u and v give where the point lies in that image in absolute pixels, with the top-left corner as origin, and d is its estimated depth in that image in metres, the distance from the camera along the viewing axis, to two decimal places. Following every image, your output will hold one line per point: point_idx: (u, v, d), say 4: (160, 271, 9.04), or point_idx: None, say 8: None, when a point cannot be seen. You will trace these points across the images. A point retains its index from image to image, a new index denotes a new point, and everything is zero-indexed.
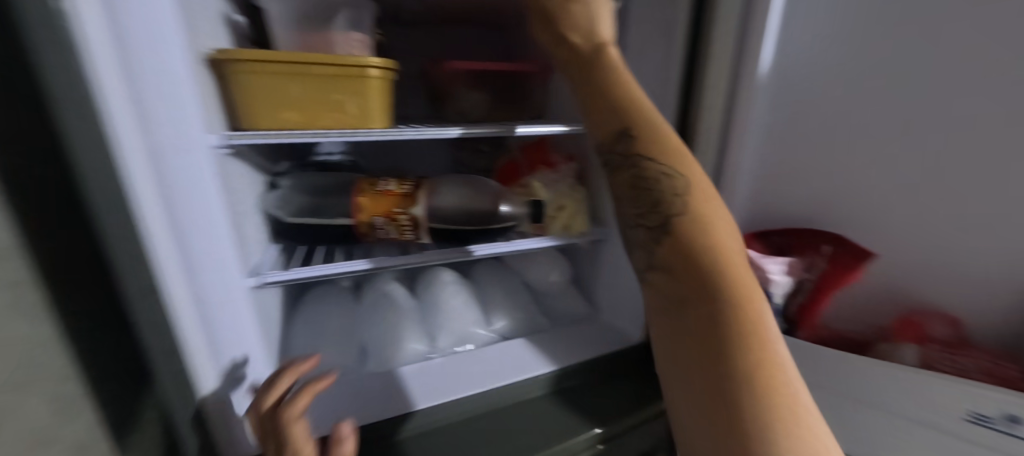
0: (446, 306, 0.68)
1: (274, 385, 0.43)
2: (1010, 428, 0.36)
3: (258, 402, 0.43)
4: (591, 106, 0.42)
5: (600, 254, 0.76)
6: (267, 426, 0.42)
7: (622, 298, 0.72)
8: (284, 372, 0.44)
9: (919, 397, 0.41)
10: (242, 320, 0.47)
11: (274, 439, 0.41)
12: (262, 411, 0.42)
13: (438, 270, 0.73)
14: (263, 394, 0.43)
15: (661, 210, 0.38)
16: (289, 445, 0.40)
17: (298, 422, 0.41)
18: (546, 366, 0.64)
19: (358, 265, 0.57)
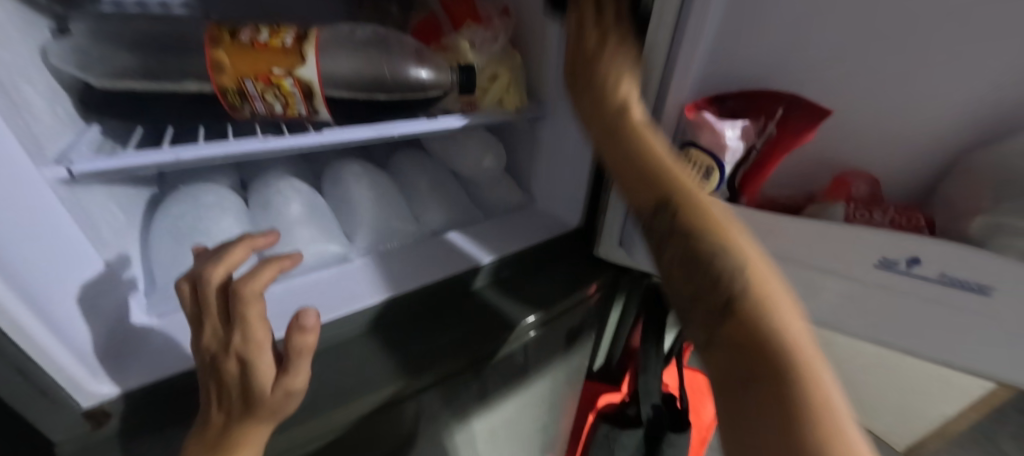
0: (358, 200, 0.60)
1: (229, 256, 0.36)
2: (909, 268, 0.40)
3: (204, 274, 0.34)
4: (642, 168, 0.35)
5: (536, 134, 0.67)
6: (212, 302, 0.34)
7: (561, 183, 0.66)
8: (239, 242, 0.37)
9: (839, 249, 0.43)
10: (65, 227, 0.34)
11: (217, 316, 0.34)
12: (209, 286, 0.34)
13: (348, 162, 0.63)
14: (209, 267, 0.35)
15: (714, 289, 0.28)
16: (241, 323, 0.34)
17: (259, 301, 0.35)
18: (482, 257, 0.59)
19: (228, 146, 0.43)
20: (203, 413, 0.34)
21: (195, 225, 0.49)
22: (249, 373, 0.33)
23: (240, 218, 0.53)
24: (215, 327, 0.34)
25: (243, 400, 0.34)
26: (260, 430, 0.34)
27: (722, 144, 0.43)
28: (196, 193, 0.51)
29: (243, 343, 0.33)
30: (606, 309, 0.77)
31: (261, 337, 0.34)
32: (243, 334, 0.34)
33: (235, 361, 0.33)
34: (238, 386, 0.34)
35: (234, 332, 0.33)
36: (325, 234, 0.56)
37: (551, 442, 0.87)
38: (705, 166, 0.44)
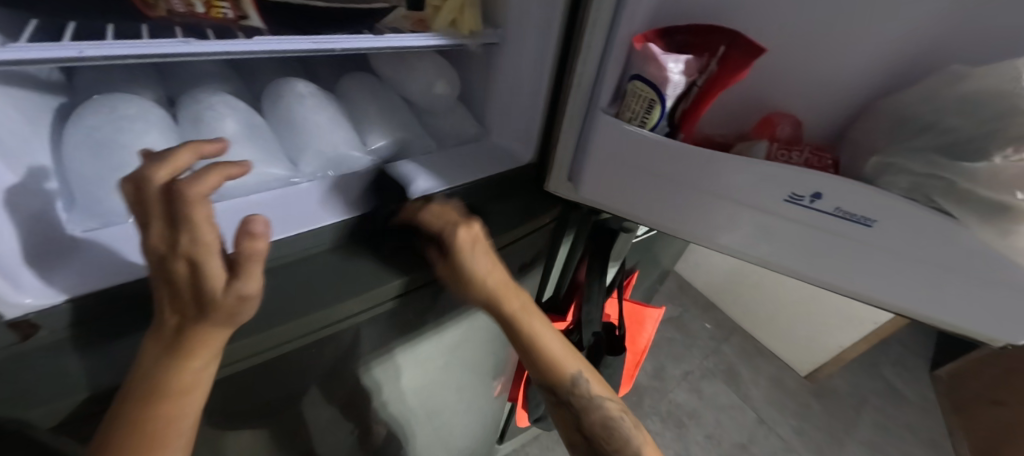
0: (305, 121, 0.57)
1: (176, 158, 0.36)
2: (813, 203, 0.44)
3: (148, 174, 0.34)
4: (565, 365, 0.59)
5: (493, 60, 0.65)
6: (155, 202, 0.34)
7: (514, 113, 0.65)
8: (184, 145, 0.37)
9: (752, 183, 0.46)
10: None
11: (163, 217, 0.35)
12: (153, 185, 0.34)
13: (289, 81, 0.60)
14: (153, 167, 0.35)
15: (623, 448, 0.59)
16: (185, 224, 0.34)
17: (205, 204, 0.35)
18: (435, 185, 0.59)
19: (145, 47, 0.39)
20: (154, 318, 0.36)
21: (112, 136, 0.45)
22: (201, 278, 0.35)
23: (168, 134, 0.49)
24: (160, 228, 0.35)
25: (199, 305, 0.36)
26: (216, 334, 0.36)
27: (665, 77, 0.43)
28: (114, 104, 0.47)
29: (190, 245, 0.34)
30: (556, 242, 0.82)
31: (210, 240, 0.35)
32: (190, 237, 0.34)
33: (185, 264, 0.35)
34: (191, 289, 0.35)
35: (179, 234, 0.34)
36: (268, 155, 0.54)
37: (501, 367, 0.94)
38: (649, 99, 0.46)
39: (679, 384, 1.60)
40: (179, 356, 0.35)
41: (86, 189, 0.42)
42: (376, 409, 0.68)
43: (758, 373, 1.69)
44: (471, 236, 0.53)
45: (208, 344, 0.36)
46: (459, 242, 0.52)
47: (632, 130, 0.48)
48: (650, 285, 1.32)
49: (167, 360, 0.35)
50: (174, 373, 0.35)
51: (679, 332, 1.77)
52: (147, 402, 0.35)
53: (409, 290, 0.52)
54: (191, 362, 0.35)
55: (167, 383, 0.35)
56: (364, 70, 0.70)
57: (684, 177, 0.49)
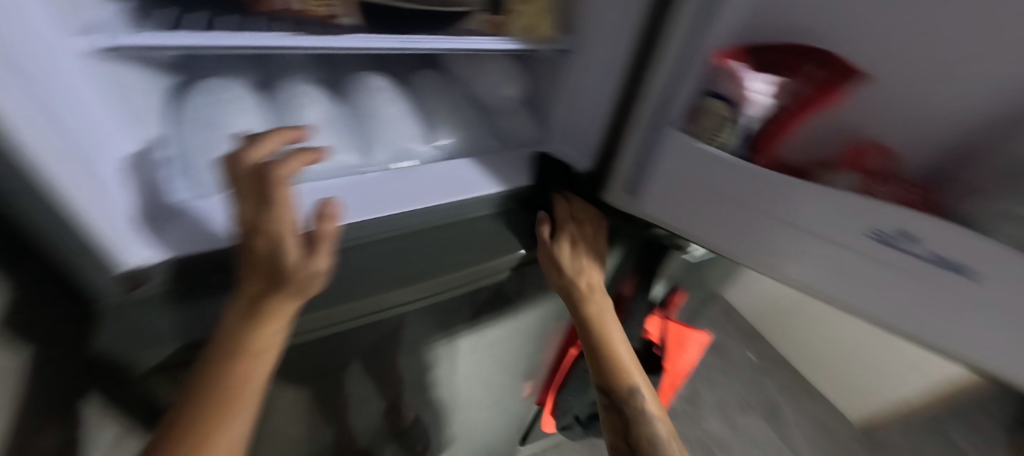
0: (380, 114, 0.60)
1: (265, 144, 0.40)
2: (900, 243, 0.40)
3: (242, 155, 0.39)
4: (626, 375, 0.55)
5: (564, 67, 0.66)
6: (247, 180, 0.39)
7: (577, 121, 0.65)
8: (272, 132, 0.41)
9: (832, 216, 0.43)
10: (83, 97, 0.36)
11: (251, 195, 0.39)
12: (246, 165, 0.39)
13: (367, 76, 0.63)
14: (248, 150, 0.40)
15: None
16: (272, 202, 0.38)
17: (286, 186, 0.39)
18: (492, 186, 0.61)
19: (257, 43, 0.43)
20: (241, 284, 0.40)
21: (215, 117, 0.50)
22: (277, 252, 0.38)
23: (262, 117, 0.54)
24: (249, 204, 0.39)
25: (273, 278, 0.39)
26: (286, 304, 0.39)
27: (745, 96, 0.45)
28: (217, 88, 0.52)
29: (270, 222, 0.38)
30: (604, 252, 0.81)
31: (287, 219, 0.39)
32: (273, 214, 0.38)
33: (264, 240, 0.38)
34: (266, 265, 0.39)
35: (261, 211, 0.38)
36: (343, 144, 0.57)
37: (533, 371, 0.94)
38: (727, 120, 0.46)
39: (713, 412, 1.54)
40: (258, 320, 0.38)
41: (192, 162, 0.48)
42: (413, 391, 0.72)
43: (802, 413, 1.59)
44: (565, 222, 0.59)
45: (282, 311, 0.39)
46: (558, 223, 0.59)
47: (703, 148, 0.47)
48: (697, 306, 1.27)
49: (247, 323, 0.38)
50: (251, 336, 0.38)
51: (721, 359, 1.69)
52: (222, 360, 0.37)
53: (460, 285, 0.54)
54: (266, 327, 0.38)
55: (244, 344, 0.37)
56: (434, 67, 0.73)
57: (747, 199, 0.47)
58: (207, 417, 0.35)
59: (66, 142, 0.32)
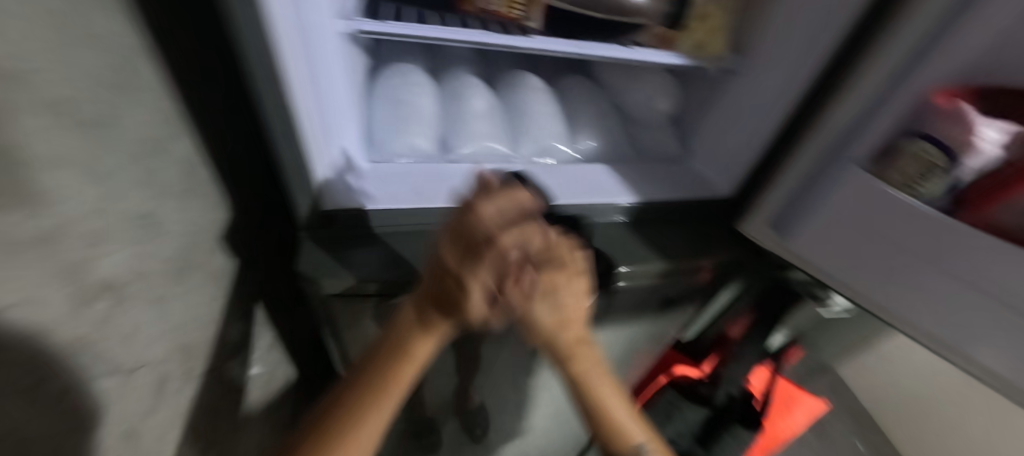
0: (533, 112, 0.64)
1: (498, 200, 0.36)
2: None
3: (478, 208, 0.35)
4: (618, 432, 0.46)
5: (724, 86, 0.64)
6: (470, 230, 0.36)
7: (726, 144, 0.63)
8: (500, 193, 0.37)
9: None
10: (335, 69, 0.44)
11: (459, 245, 0.36)
12: (476, 218, 0.35)
13: (525, 75, 0.68)
14: (484, 203, 0.36)
15: None
16: (471, 269, 0.36)
17: (498, 257, 0.35)
18: (628, 195, 0.61)
19: (463, 38, 0.48)
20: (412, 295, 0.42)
21: (404, 96, 0.59)
22: (458, 300, 0.37)
23: (434, 102, 0.61)
24: (454, 254, 0.36)
25: (447, 309, 0.39)
26: (443, 327, 0.40)
27: (972, 144, 0.36)
28: (407, 73, 0.61)
29: (471, 280, 0.36)
30: (723, 286, 0.77)
31: (484, 281, 0.36)
32: (472, 273, 0.36)
33: (453, 284, 0.37)
34: (449, 305, 0.38)
35: (465, 267, 0.36)
36: (497, 133, 0.62)
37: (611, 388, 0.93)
38: (931, 165, 0.39)
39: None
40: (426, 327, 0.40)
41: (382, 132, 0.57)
42: (495, 371, 0.75)
43: None
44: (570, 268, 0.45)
45: (440, 328, 0.40)
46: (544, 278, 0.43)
47: (890, 192, 0.41)
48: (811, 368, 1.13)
49: (413, 331, 0.40)
50: (413, 343, 0.40)
51: None
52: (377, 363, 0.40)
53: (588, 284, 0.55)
54: (419, 346, 0.40)
55: (402, 355, 0.40)
56: (584, 73, 0.75)
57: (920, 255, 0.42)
58: (361, 402, 0.38)
59: (316, 102, 0.41)
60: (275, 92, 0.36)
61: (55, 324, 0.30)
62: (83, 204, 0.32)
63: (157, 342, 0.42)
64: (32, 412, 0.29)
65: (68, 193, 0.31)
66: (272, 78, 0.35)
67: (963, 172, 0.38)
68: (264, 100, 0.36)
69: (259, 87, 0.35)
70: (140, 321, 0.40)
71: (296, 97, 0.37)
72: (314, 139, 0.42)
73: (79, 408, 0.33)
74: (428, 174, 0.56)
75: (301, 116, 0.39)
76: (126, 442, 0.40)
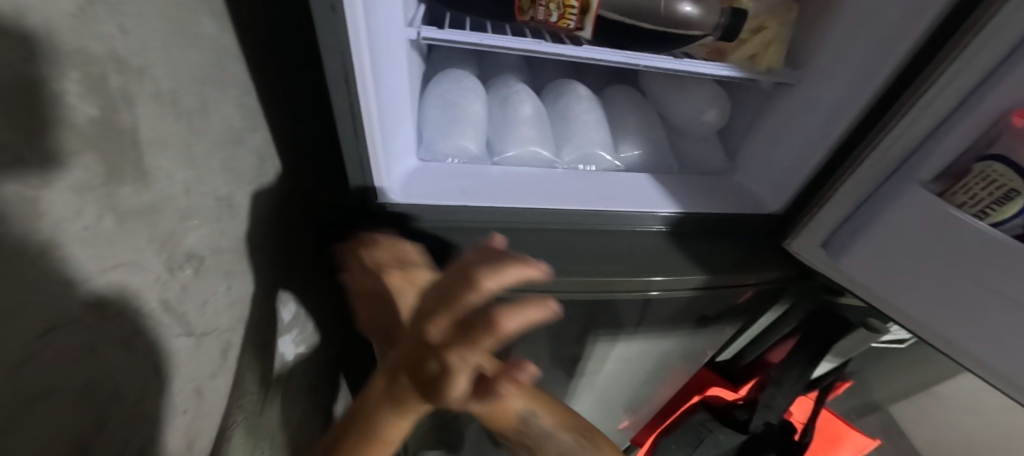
0: (578, 119, 0.66)
1: (504, 275, 0.32)
2: None
3: (478, 283, 0.31)
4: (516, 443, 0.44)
5: (776, 100, 0.63)
6: (461, 303, 0.32)
7: (776, 159, 0.62)
8: (517, 264, 0.32)
9: None
10: (401, 72, 0.47)
11: (452, 318, 0.32)
12: (471, 292, 0.31)
13: (573, 83, 0.70)
14: (484, 276, 0.31)
15: None
16: (464, 349, 0.31)
17: (494, 343, 0.30)
18: (669, 206, 0.60)
19: (518, 45, 0.50)
20: (386, 368, 0.38)
21: (456, 100, 0.62)
22: (440, 386, 0.32)
23: (484, 106, 0.64)
24: (443, 325, 0.32)
25: (425, 391, 0.34)
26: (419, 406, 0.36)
27: None
28: (460, 78, 0.64)
29: (459, 361, 0.31)
30: (765, 306, 0.74)
31: (473, 364, 0.32)
32: (460, 358, 0.31)
33: (435, 366, 0.32)
34: (427, 390, 0.33)
35: (452, 342, 0.31)
36: (542, 138, 0.63)
37: (640, 403, 0.91)
38: (1008, 188, 0.36)
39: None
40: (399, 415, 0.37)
41: (433, 133, 0.60)
42: None
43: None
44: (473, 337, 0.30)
45: (417, 412, 0.37)
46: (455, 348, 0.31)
47: (957, 215, 0.39)
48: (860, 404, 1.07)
49: (387, 419, 0.38)
50: (389, 428, 0.38)
51: None
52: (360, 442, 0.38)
53: (623, 292, 0.55)
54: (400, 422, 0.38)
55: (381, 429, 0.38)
56: (631, 84, 0.76)
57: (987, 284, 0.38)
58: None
59: (381, 101, 0.44)
60: (347, 90, 0.39)
61: (150, 284, 0.34)
62: (178, 183, 0.37)
63: (224, 312, 0.47)
64: (128, 357, 0.33)
65: (169, 171, 0.36)
66: (348, 80, 0.39)
67: None
68: (335, 96, 0.40)
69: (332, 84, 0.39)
70: (213, 290, 0.44)
71: (364, 95, 0.41)
72: (377, 137, 0.45)
73: (162, 361, 0.37)
74: (473, 175, 0.58)
75: (370, 115, 0.43)
76: (194, 400, 0.44)
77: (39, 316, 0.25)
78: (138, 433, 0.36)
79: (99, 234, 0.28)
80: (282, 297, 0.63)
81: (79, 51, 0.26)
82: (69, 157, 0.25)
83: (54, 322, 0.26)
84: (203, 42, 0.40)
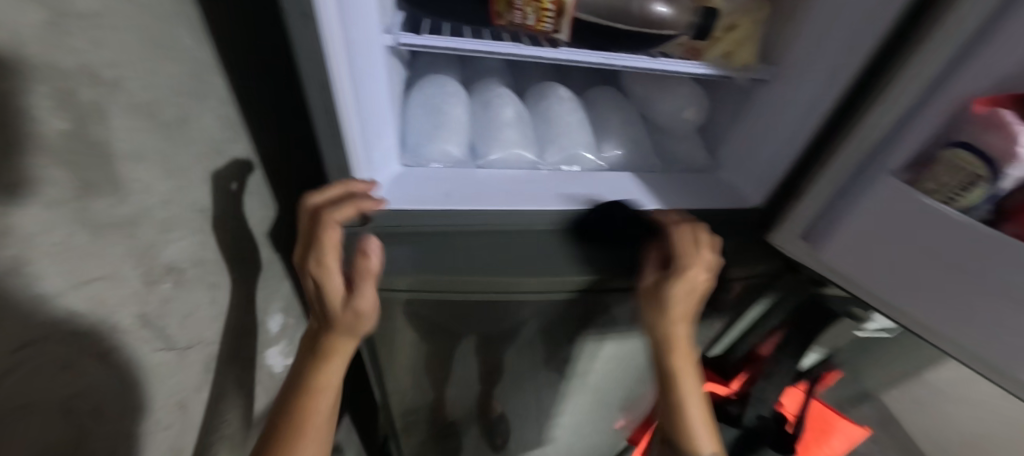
0: (560, 121, 0.66)
1: (328, 187, 0.46)
2: None
3: (304, 203, 0.46)
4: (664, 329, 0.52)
5: (754, 96, 0.64)
6: (301, 224, 0.46)
7: (755, 154, 0.63)
8: (336, 180, 0.47)
9: None
10: (380, 78, 0.48)
11: (301, 241, 0.46)
12: (303, 210, 0.46)
13: (554, 86, 0.70)
14: (308, 194, 0.46)
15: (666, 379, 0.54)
16: (318, 251, 0.45)
17: (333, 229, 0.45)
18: (653, 204, 0.61)
19: (498, 48, 0.50)
20: (307, 338, 0.52)
21: (438, 105, 0.62)
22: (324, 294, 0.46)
23: (466, 110, 0.64)
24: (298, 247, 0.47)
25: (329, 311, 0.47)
26: (341, 340, 0.49)
27: (1011, 152, 0.34)
28: (441, 83, 0.64)
29: (317, 262, 0.45)
30: (752, 300, 0.75)
31: (331, 263, 0.45)
32: (316, 260, 0.45)
33: (310, 282, 0.46)
34: (322, 304, 0.47)
35: (313, 258, 0.45)
36: (525, 141, 0.64)
37: (634, 402, 0.92)
38: (971, 175, 0.37)
39: None
40: (324, 359, 0.49)
41: (417, 140, 0.60)
42: (515, 379, 0.75)
43: None
44: (315, 228, 0.45)
45: (341, 350, 0.49)
46: (313, 258, 0.45)
47: (924, 201, 0.40)
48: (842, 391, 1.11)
49: (315, 364, 0.49)
50: (319, 372, 0.49)
51: None
52: (296, 396, 0.49)
53: (605, 290, 0.55)
54: (326, 365, 0.49)
55: (311, 378, 0.49)
56: (612, 84, 0.77)
57: (957, 270, 0.39)
58: (295, 415, 0.48)
59: (362, 111, 0.45)
60: (323, 99, 0.39)
61: (127, 299, 0.34)
62: (157, 196, 0.37)
63: (208, 325, 0.47)
64: (105, 372, 0.33)
65: (147, 184, 0.36)
66: (324, 89, 0.39)
67: (1004, 183, 0.36)
68: (312, 105, 0.40)
69: (309, 93, 0.39)
70: (196, 303, 0.44)
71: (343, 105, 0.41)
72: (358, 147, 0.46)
73: (142, 376, 0.37)
74: (456, 180, 0.58)
75: (349, 123, 0.43)
76: (177, 414, 0.43)
77: (9, 332, 0.25)
78: (117, 449, 0.36)
79: (72, 248, 0.28)
80: (269, 308, 0.63)
81: (50, 67, 0.26)
82: (36, 174, 0.25)
83: (26, 339, 0.26)
84: (183, 54, 0.40)
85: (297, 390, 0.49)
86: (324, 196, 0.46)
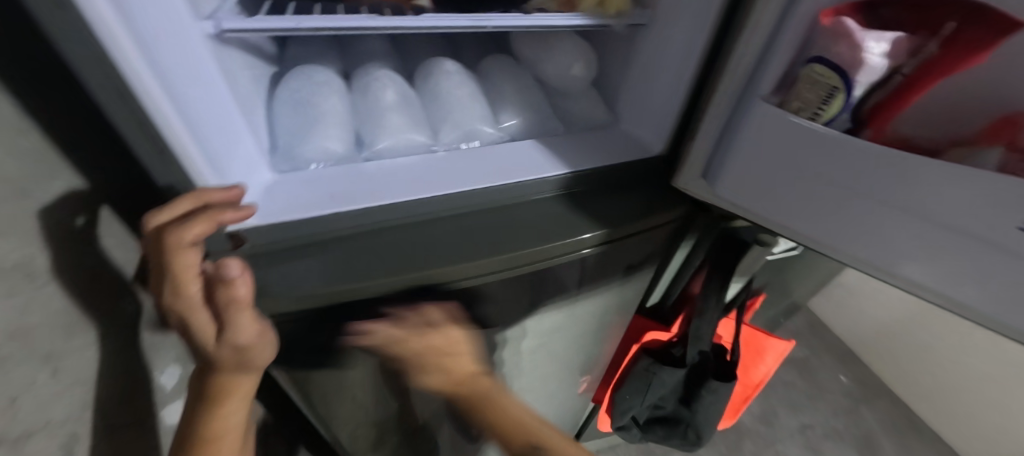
0: (449, 96, 0.62)
1: (175, 204, 0.39)
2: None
3: (148, 220, 0.39)
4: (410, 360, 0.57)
5: (635, 42, 0.63)
6: (150, 246, 0.40)
7: (649, 100, 0.62)
8: (185, 194, 0.39)
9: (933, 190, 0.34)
10: (209, 73, 0.41)
11: (155, 268, 0.40)
12: (148, 232, 0.39)
13: (439, 59, 0.66)
14: (152, 212, 0.39)
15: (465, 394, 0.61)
16: (173, 275, 0.40)
17: (187, 252, 0.39)
18: (558, 168, 0.59)
19: (351, 20, 0.44)
20: (195, 378, 0.49)
21: (308, 97, 0.55)
22: (194, 328, 0.43)
23: (343, 99, 0.58)
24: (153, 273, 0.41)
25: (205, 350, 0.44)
26: (231, 381, 0.47)
27: (859, 60, 0.36)
28: (309, 73, 0.58)
29: (176, 296, 0.40)
30: (676, 243, 0.77)
31: (196, 293, 0.41)
32: (174, 292, 0.40)
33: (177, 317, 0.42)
34: (194, 339, 0.44)
35: (168, 287, 0.40)
36: (415, 124, 0.59)
37: (588, 364, 0.93)
38: (829, 88, 0.38)
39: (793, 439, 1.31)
40: (218, 402, 0.49)
41: (289, 140, 0.54)
42: None
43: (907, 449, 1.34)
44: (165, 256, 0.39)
45: (232, 394, 0.49)
46: (170, 289, 0.40)
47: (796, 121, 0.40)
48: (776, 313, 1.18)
49: (208, 408, 0.49)
50: (215, 416, 0.49)
51: (814, 382, 1.44)
52: (192, 441, 0.50)
53: (520, 265, 0.53)
54: (223, 408, 0.49)
55: (205, 424, 0.49)
56: (504, 50, 0.74)
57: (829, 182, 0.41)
58: None
59: (189, 114, 0.37)
60: (128, 106, 0.33)
61: None
62: None
63: (51, 402, 0.40)
64: None
65: None
66: (124, 93, 0.32)
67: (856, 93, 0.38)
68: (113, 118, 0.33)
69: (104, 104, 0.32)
70: (27, 380, 0.38)
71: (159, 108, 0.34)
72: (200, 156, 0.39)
73: None
74: (341, 178, 0.52)
75: (173, 132, 0.36)
76: None
77: None
78: None
79: None
80: (156, 358, 0.55)
81: None
82: None
83: None
84: None
85: (196, 437, 0.50)
86: (172, 215, 0.39)
